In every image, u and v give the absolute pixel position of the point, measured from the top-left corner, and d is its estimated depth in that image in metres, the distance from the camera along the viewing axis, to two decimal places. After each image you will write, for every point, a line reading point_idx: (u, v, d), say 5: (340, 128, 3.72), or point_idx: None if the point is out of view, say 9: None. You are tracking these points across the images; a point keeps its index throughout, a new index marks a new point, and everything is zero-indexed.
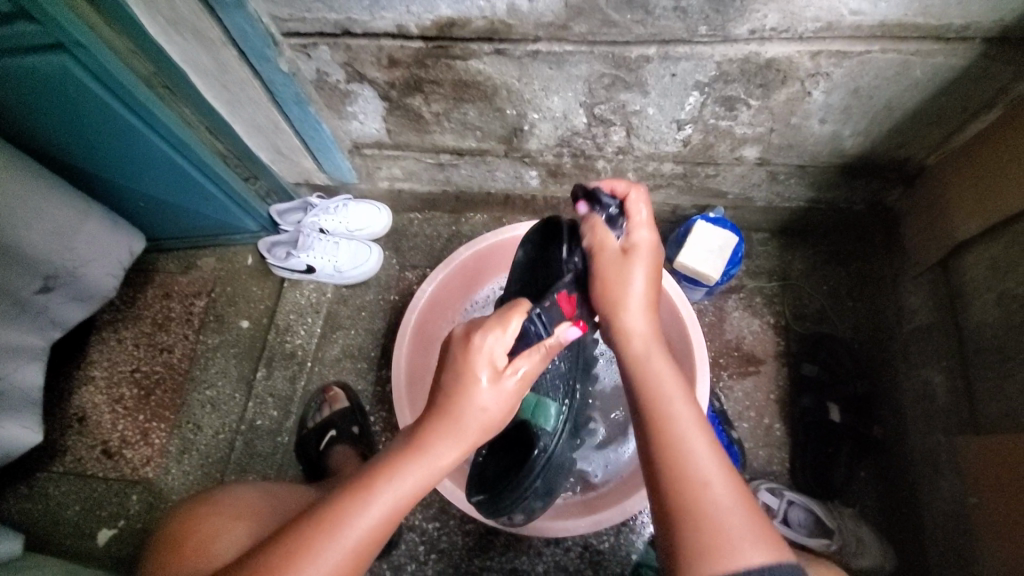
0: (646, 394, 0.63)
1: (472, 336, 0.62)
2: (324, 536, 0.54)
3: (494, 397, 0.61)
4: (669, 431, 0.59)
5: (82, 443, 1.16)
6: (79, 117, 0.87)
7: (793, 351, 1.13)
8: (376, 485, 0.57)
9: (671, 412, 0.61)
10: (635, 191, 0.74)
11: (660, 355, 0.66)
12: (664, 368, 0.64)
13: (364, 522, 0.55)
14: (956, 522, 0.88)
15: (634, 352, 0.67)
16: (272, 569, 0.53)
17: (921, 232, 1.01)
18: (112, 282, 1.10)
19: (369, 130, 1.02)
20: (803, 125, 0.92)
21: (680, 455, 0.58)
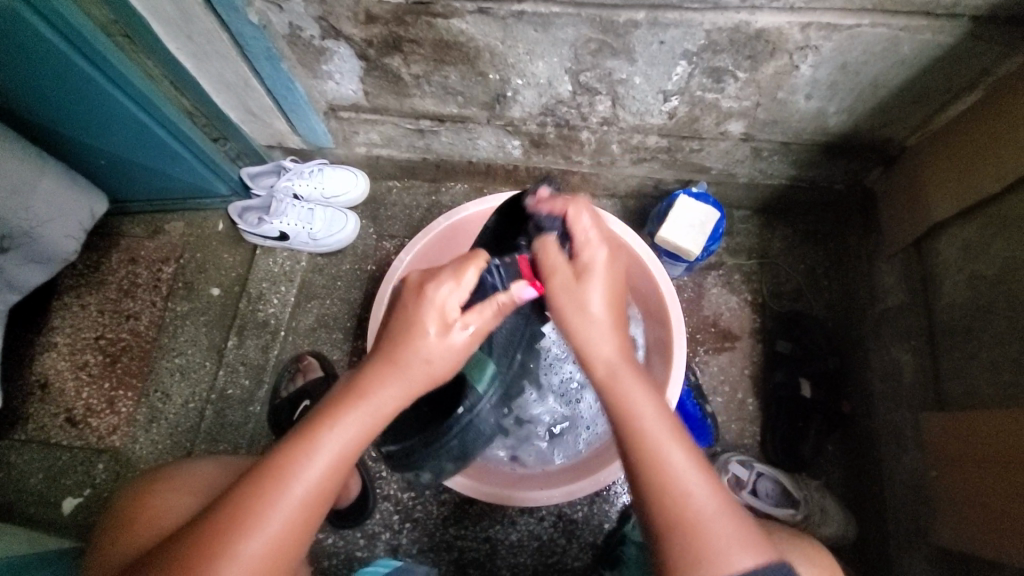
0: (620, 416, 0.60)
1: (424, 287, 0.63)
2: (271, 490, 0.54)
3: (440, 349, 0.61)
4: (649, 452, 0.57)
5: (44, 411, 1.12)
6: (31, 69, 0.80)
7: (768, 328, 1.14)
8: (319, 435, 0.56)
9: (649, 430, 0.58)
10: (574, 206, 0.72)
11: (630, 370, 0.62)
12: (634, 380, 0.62)
13: (310, 475, 0.55)
14: (915, 494, 0.92)
15: (603, 381, 0.62)
16: (217, 535, 0.52)
17: (897, 213, 1.02)
18: (72, 245, 1.04)
19: (346, 92, 0.97)
20: (788, 100, 0.91)
21: (661, 468, 0.56)
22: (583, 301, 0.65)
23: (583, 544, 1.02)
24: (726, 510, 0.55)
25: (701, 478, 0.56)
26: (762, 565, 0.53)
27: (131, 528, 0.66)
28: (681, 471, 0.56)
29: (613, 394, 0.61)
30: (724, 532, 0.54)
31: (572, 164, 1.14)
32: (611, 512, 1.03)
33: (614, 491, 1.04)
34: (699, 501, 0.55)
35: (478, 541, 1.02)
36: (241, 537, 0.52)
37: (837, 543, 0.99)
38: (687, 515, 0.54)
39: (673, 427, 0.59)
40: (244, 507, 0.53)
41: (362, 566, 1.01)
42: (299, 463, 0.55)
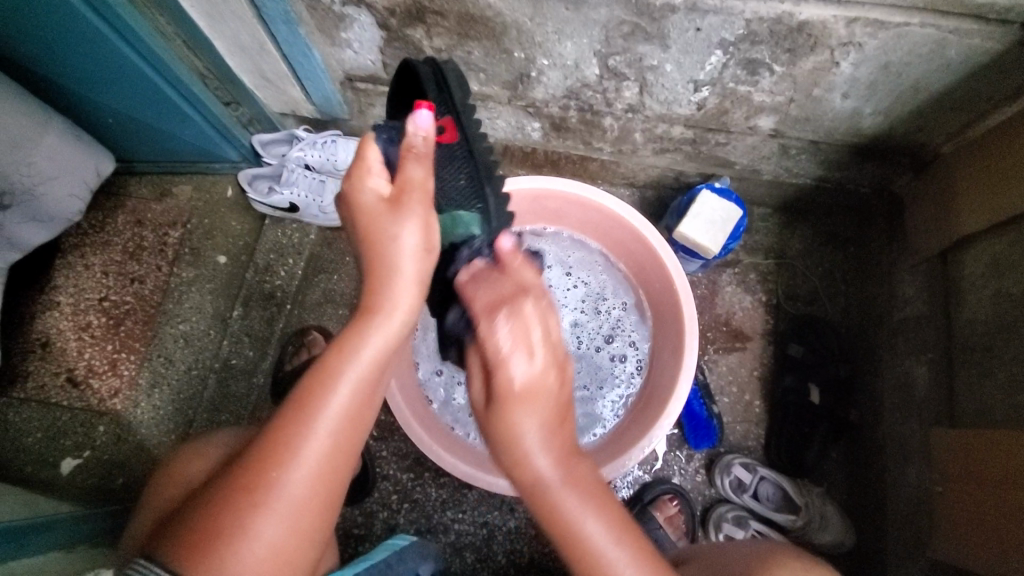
0: (509, 456, 0.58)
1: (350, 191, 0.63)
2: (300, 416, 0.55)
3: (410, 227, 0.61)
4: (548, 508, 0.57)
5: (45, 370, 1.12)
6: (44, 22, 0.78)
7: (780, 331, 1.12)
8: (335, 360, 0.57)
9: (592, 545, 0.56)
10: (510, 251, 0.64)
11: (566, 493, 0.57)
12: (562, 490, 0.57)
13: (336, 399, 0.56)
14: (914, 506, 0.92)
15: (533, 495, 0.58)
16: (253, 470, 0.54)
17: (925, 221, 0.99)
18: (76, 204, 1.02)
19: (363, 62, 0.94)
20: (824, 98, 0.87)
21: (556, 513, 0.56)
22: (521, 456, 0.57)
23: None
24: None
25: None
26: None
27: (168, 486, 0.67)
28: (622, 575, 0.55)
29: (492, 429, 0.59)
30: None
31: (592, 150, 1.11)
32: None
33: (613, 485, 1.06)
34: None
35: (475, 526, 1.02)
36: (279, 470, 0.54)
37: (834, 550, 1.00)
38: (581, 551, 0.56)
39: (616, 526, 0.57)
40: (274, 439, 0.54)
41: (359, 543, 1.01)
42: (322, 390, 0.56)
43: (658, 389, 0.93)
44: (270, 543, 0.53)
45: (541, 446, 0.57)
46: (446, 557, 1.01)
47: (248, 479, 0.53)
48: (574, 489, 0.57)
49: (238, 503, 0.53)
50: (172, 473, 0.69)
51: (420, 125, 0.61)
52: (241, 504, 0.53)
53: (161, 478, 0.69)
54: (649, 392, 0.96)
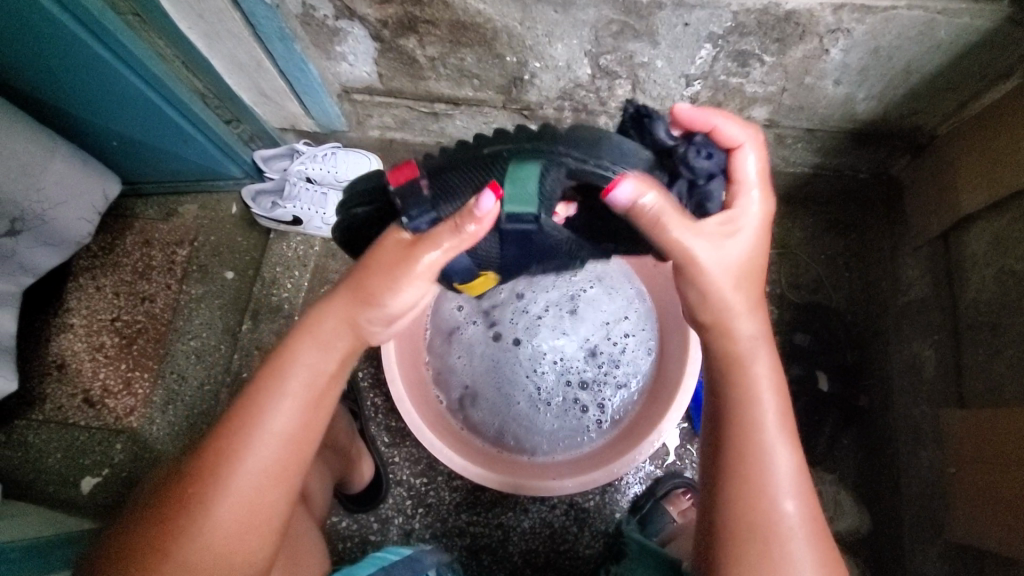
0: (721, 344, 0.63)
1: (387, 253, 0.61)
2: (230, 456, 0.54)
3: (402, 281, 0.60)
4: (747, 409, 0.59)
5: (62, 392, 1.14)
6: (47, 53, 0.80)
7: (786, 320, 1.12)
8: (269, 402, 0.56)
9: (766, 421, 0.58)
10: (744, 147, 0.64)
11: (766, 352, 0.62)
12: (764, 383, 0.60)
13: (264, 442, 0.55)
14: (928, 489, 0.91)
15: (731, 355, 0.62)
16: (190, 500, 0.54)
17: (926, 203, 0.99)
18: (85, 226, 1.04)
19: (359, 73, 0.95)
20: (816, 85, 0.88)
21: (754, 411, 0.59)
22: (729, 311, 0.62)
23: (594, 532, 1.02)
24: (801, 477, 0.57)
25: (791, 491, 0.56)
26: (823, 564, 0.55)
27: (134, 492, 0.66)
28: (780, 476, 0.57)
29: (717, 323, 0.63)
30: (799, 553, 0.55)
31: None
32: (622, 501, 1.04)
33: (626, 481, 1.04)
34: (784, 515, 0.56)
35: (490, 527, 1.03)
36: (222, 479, 0.54)
37: (851, 537, 0.99)
38: (764, 466, 0.57)
39: (786, 415, 0.60)
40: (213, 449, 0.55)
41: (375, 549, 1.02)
42: (251, 427, 0.55)
43: (665, 384, 0.93)
44: (218, 539, 0.54)
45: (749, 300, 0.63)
46: (462, 559, 1.01)
47: (192, 486, 0.54)
48: (778, 401, 0.59)
49: (187, 512, 0.54)
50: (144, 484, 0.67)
51: (484, 212, 0.58)
52: (189, 499, 0.54)
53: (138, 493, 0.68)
54: (656, 388, 0.96)
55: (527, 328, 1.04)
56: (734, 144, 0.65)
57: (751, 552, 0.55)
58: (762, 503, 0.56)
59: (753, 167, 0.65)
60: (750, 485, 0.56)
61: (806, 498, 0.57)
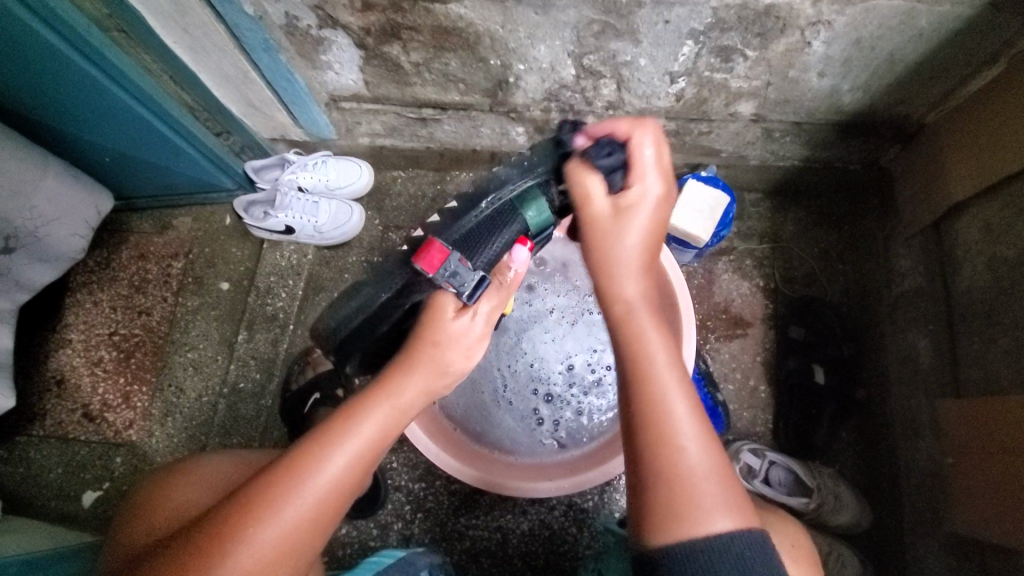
0: (625, 334, 0.60)
1: (444, 314, 0.67)
2: (289, 486, 0.54)
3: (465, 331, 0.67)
4: (652, 394, 0.56)
5: (62, 407, 1.14)
6: (36, 72, 0.81)
7: (780, 314, 1.11)
8: (339, 433, 0.58)
9: (658, 374, 0.57)
10: (638, 133, 0.65)
11: (648, 312, 0.61)
12: (666, 371, 0.57)
13: (330, 471, 0.55)
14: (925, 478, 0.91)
15: (621, 323, 0.61)
16: (231, 527, 0.52)
17: (916, 192, 0.99)
18: (78, 242, 1.05)
19: (346, 82, 0.96)
20: (801, 78, 0.88)
21: (657, 396, 0.56)
22: (620, 269, 0.62)
23: (593, 533, 1.02)
24: (716, 463, 0.54)
25: (692, 434, 0.55)
26: (741, 530, 0.51)
27: (141, 518, 0.64)
28: (680, 421, 0.55)
29: (626, 326, 0.60)
30: (708, 491, 0.53)
31: None
32: (621, 500, 1.03)
33: (624, 480, 1.04)
34: (689, 458, 0.54)
35: (490, 531, 1.03)
36: (270, 508, 0.53)
37: (851, 530, 0.99)
38: (676, 453, 0.54)
39: (677, 365, 0.59)
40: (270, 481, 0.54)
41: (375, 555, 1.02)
42: (319, 456, 0.56)
43: None
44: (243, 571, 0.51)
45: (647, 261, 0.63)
46: (462, 563, 1.01)
47: (239, 513, 0.52)
48: (683, 389, 0.57)
49: (221, 537, 0.51)
50: (144, 506, 0.65)
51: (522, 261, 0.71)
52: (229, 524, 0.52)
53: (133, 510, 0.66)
54: None
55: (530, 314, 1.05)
56: (627, 134, 0.66)
57: (657, 497, 0.53)
58: (677, 492, 0.53)
59: (649, 157, 0.64)
60: (654, 435, 0.55)
61: (710, 441, 0.55)
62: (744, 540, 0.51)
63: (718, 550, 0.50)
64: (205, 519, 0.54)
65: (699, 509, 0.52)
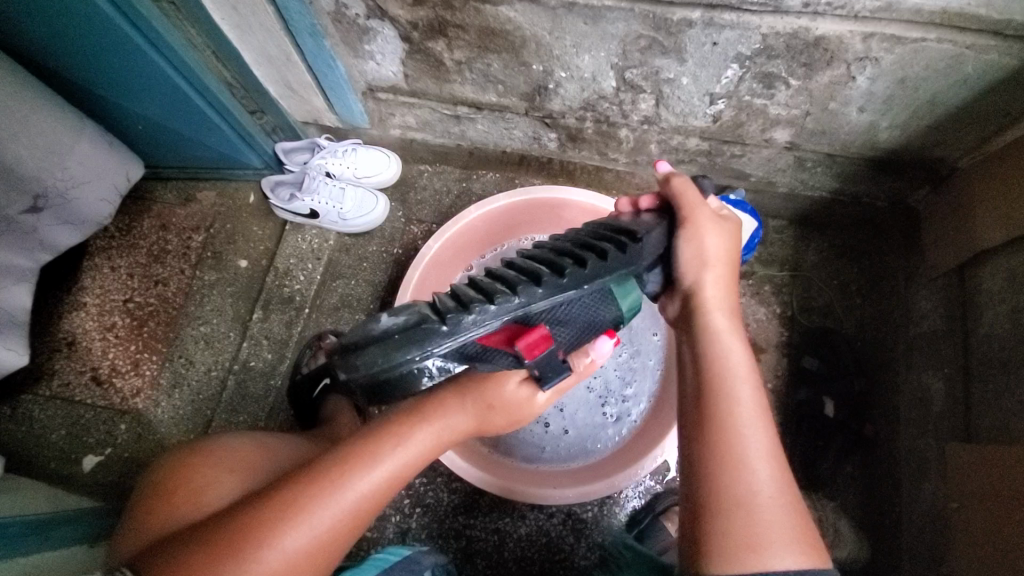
0: (711, 364, 0.66)
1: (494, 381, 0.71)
2: (312, 500, 0.55)
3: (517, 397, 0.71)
4: (731, 422, 0.62)
5: (71, 368, 1.15)
6: (81, 35, 0.81)
7: (794, 343, 1.11)
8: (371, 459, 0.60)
9: (740, 408, 0.62)
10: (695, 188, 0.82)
11: (731, 337, 0.68)
12: (751, 399, 0.63)
13: (355, 496, 0.57)
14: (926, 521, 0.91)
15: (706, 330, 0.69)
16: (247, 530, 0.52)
17: (943, 235, 0.99)
18: (105, 208, 1.03)
19: (386, 73, 0.96)
20: (840, 111, 0.88)
21: (737, 426, 0.61)
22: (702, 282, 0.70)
23: (590, 543, 1.02)
24: (784, 497, 0.59)
25: (761, 461, 0.60)
26: (806, 566, 0.56)
27: (164, 494, 0.63)
28: (754, 450, 0.60)
29: (708, 341, 0.68)
30: (778, 523, 0.57)
31: (608, 161, 1.12)
32: (620, 514, 1.03)
33: (625, 494, 1.04)
34: (760, 486, 0.59)
35: (487, 532, 1.03)
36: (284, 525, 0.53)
37: (848, 565, 0.99)
38: (750, 485, 0.59)
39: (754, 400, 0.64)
40: (318, 485, 0.56)
41: (370, 546, 1.02)
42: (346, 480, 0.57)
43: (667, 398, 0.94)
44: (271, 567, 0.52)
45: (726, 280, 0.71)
46: (457, 562, 1.01)
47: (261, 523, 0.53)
48: (763, 424, 0.62)
49: (261, 531, 0.52)
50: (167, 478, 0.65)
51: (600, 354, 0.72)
52: (271, 525, 0.53)
53: (152, 484, 0.66)
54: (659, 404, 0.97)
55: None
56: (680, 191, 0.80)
57: (731, 525, 0.57)
58: (753, 534, 0.57)
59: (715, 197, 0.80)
60: (725, 464, 0.60)
61: (781, 476, 0.60)
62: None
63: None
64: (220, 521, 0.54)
65: (772, 549, 0.56)
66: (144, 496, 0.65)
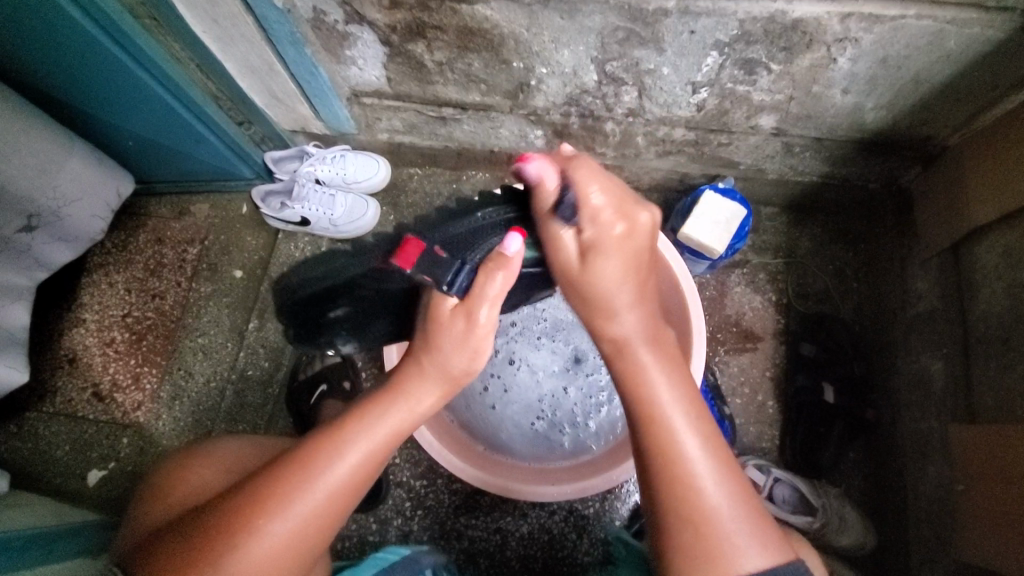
0: (631, 388, 0.61)
1: (441, 323, 0.63)
2: (252, 522, 0.53)
3: (464, 347, 0.63)
4: (665, 440, 0.58)
5: (73, 385, 1.15)
6: (66, 55, 0.82)
7: (791, 330, 1.11)
8: (309, 471, 0.55)
9: (667, 414, 0.59)
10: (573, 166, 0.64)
11: (648, 348, 0.63)
12: (680, 419, 0.59)
13: (297, 515, 0.54)
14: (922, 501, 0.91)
15: (619, 353, 0.64)
16: (197, 556, 0.52)
17: (937, 215, 0.98)
18: (98, 224, 1.04)
19: (368, 77, 0.97)
20: (824, 94, 0.88)
21: (670, 438, 0.58)
22: (611, 306, 0.64)
23: (593, 540, 1.02)
24: (739, 513, 0.56)
25: (713, 477, 0.57)
26: (774, 566, 0.54)
27: (155, 503, 0.64)
28: (698, 463, 0.57)
29: (626, 370, 0.63)
30: (734, 534, 0.55)
31: (596, 155, 1.12)
32: (622, 509, 1.03)
33: (627, 489, 1.03)
34: (709, 500, 0.56)
35: (489, 532, 1.02)
36: (228, 553, 0.52)
37: (854, 552, 0.97)
38: (696, 503, 0.56)
39: (695, 406, 0.61)
40: (273, 488, 0.54)
41: (373, 550, 1.02)
42: (282, 499, 0.54)
43: None
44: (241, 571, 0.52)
45: (632, 294, 0.64)
46: (460, 563, 1.01)
47: (205, 548, 0.52)
48: (703, 443, 0.58)
49: (210, 556, 0.52)
50: (162, 487, 0.66)
51: (511, 250, 0.63)
52: (215, 550, 0.52)
53: (150, 491, 0.66)
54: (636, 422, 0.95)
55: (585, 351, 1.03)
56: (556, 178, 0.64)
57: (682, 540, 0.55)
58: (716, 554, 0.54)
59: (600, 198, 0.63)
60: (677, 484, 0.56)
61: (733, 482, 0.57)
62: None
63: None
64: (180, 537, 0.54)
65: (736, 561, 0.53)
66: (145, 501, 0.66)
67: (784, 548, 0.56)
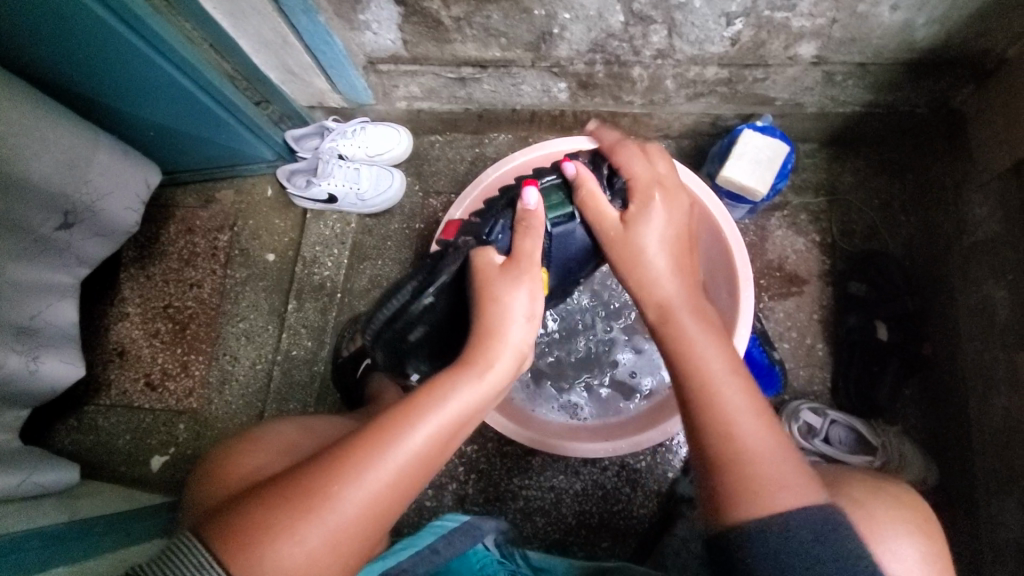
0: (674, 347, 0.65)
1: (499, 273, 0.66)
2: (374, 456, 0.54)
3: (519, 293, 0.65)
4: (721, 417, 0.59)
5: (126, 377, 1.19)
6: (85, 50, 0.81)
7: (838, 270, 1.07)
8: (424, 401, 0.58)
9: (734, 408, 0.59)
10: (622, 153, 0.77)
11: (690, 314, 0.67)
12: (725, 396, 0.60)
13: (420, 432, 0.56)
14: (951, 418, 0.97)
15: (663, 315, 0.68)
16: (291, 497, 0.51)
17: (998, 132, 0.92)
18: (132, 217, 1.04)
19: (384, 42, 0.93)
20: (871, 13, 0.82)
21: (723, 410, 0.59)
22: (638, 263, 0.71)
23: (647, 492, 1.02)
24: (788, 468, 0.55)
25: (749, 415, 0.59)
26: (813, 505, 0.52)
27: (213, 482, 0.63)
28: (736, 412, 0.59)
29: (668, 324, 0.67)
30: (770, 470, 0.55)
31: (622, 105, 1.07)
32: (675, 461, 1.03)
33: (677, 441, 1.04)
34: (745, 439, 0.57)
35: (543, 490, 1.04)
36: (333, 493, 0.52)
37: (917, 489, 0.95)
38: (743, 452, 0.56)
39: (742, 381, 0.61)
40: (381, 427, 0.56)
41: (432, 515, 1.04)
42: (394, 432, 0.55)
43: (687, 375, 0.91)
44: (324, 546, 0.51)
45: (672, 263, 0.70)
46: (517, 522, 1.03)
47: (300, 491, 0.52)
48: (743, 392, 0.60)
49: (308, 495, 0.51)
50: (219, 466, 0.65)
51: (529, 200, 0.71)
52: (311, 483, 0.52)
53: (208, 467, 0.67)
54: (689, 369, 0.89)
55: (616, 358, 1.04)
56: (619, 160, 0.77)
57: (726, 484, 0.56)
58: (758, 494, 0.53)
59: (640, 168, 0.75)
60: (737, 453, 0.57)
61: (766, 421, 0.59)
62: (813, 514, 0.52)
63: (809, 533, 0.50)
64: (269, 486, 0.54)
65: (771, 501, 0.53)
66: (201, 483, 0.65)
67: (813, 487, 0.54)
